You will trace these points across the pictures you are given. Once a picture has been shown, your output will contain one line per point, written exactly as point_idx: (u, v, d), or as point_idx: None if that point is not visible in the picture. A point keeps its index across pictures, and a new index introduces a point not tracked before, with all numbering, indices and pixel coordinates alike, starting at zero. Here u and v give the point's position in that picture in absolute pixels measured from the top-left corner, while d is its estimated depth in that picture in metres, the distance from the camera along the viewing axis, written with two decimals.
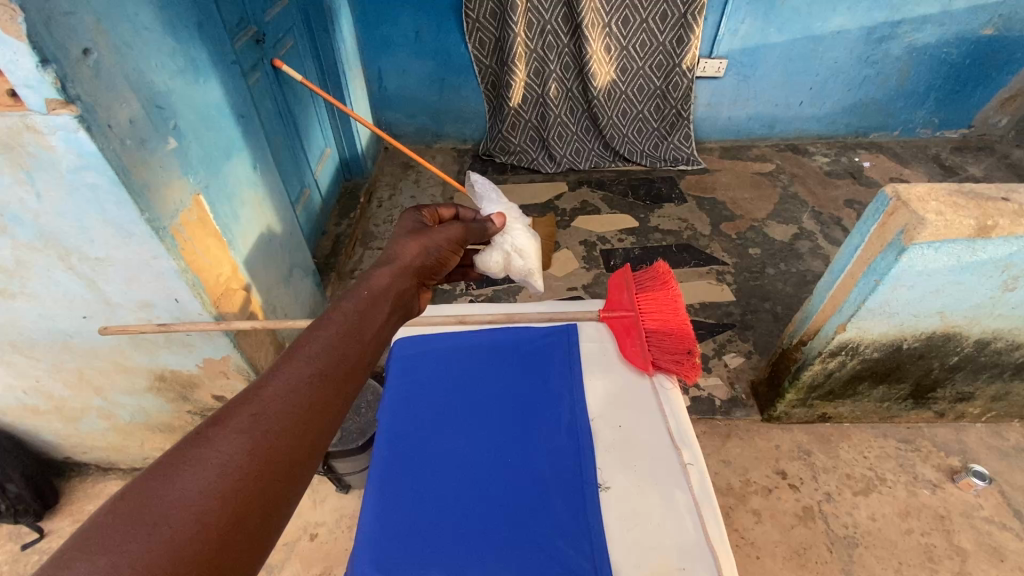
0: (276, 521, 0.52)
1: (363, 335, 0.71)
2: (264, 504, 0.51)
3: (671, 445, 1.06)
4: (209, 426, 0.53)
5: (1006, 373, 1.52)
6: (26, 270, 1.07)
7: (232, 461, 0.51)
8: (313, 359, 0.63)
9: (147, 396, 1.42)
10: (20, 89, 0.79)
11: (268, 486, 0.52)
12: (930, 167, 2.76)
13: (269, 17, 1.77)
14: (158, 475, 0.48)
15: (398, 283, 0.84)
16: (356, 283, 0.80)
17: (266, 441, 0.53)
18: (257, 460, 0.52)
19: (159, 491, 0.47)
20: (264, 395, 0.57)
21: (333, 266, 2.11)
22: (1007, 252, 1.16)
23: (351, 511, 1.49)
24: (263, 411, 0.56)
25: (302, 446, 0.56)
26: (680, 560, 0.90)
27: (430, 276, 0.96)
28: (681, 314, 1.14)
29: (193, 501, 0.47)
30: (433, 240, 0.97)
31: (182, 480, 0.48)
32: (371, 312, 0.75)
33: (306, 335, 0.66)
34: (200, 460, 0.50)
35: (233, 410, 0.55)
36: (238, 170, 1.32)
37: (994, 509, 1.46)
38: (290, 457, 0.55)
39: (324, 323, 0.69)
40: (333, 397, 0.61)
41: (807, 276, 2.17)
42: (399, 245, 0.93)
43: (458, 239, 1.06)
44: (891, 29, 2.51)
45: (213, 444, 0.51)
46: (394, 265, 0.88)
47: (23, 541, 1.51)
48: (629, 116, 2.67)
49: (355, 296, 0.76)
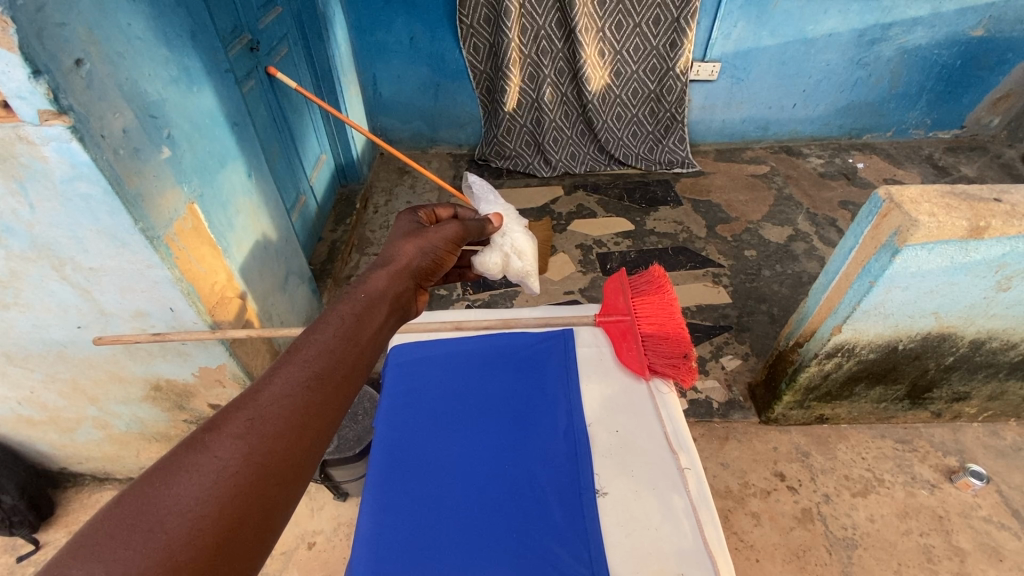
0: (274, 528, 0.52)
1: (361, 337, 0.70)
2: (261, 509, 0.51)
3: (668, 448, 1.07)
4: (205, 431, 0.53)
5: (1002, 372, 1.53)
6: (19, 281, 1.06)
7: (229, 466, 0.50)
8: (310, 362, 0.62)
9: (142, 405, 1.41)
10: (12, 100, 0.79)
11: (264, 492, 0.52)
12: (923, 168, 2.78)
13: (263, 25, 1.77)
14: (154, 480, 0.48)
15: (395, 285, 0.84)
16: (353, 286, 0.79)
17: (263, 446, 0.53)
18: (254, 466, 0.52)
19: (155, 496, 0.47)
20: (260, 399, 0.57)
21: (329, 272, 2.11)
22: (1000, 253, 1.16)
23: (349, 520, 1.48)
24: (260, 415, 0.55)
25: (299, 450, 0.56)
26: (679, 565, 0.90)
27: (427, 277, 0.96)
28: (677, 317, 1.13)
29: (189, 507, 0.47)
30: (429, 241, 0.97)
31: (178, 485, 0.48)
32: (369, 315, 0.74)
33: (302, 338, 0.66)
34: (197, 465, 0.50)
35: (229, 416, 0.54)
36: (233, 179, 1.31)
37: (993, 508, 1.47)
38: (287, 462, 0.54)
39: (322, 325, 0.69)
40: (330, 400, 0.61)
41: (803, 277, 2.18)
42: (396, 247, 0.93)
43: (455, 239, 1.05)
44: (882, 32, 2.53)
45: (209, 449, 0.51)
46: (392, 266, 0.88)
47: (19, 554, 1.50)
48: (624, 120, 2.69)
49: (353, 298, 0.75)
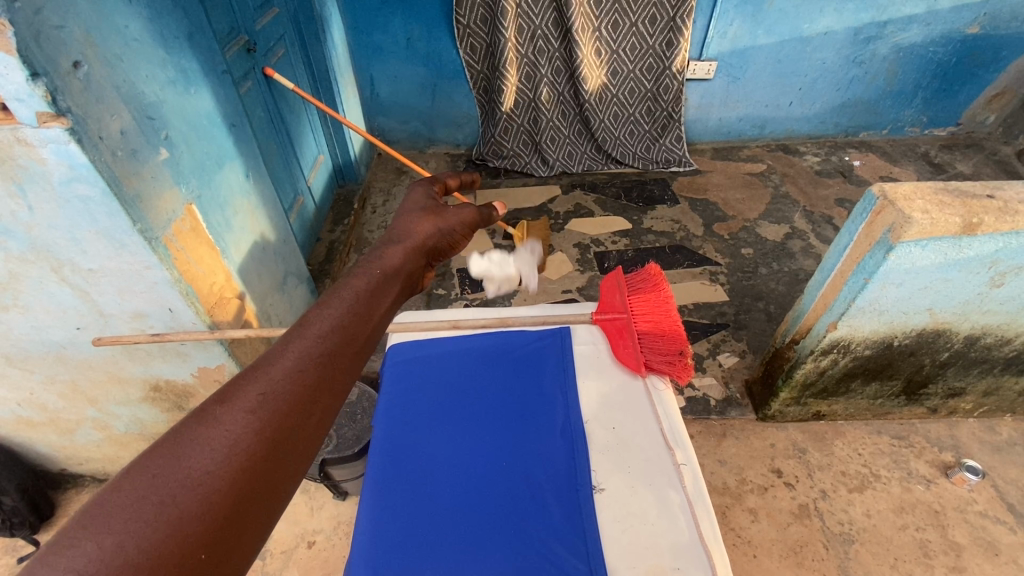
0: (282, 503, 0.53)
1: (371, 316, 0.71)
2: (270, 483, 0.52)
3: (664, 446, 1.07)
4: (215, 405, 0.53)
5: (997, 368, 1.54)
6: (18, 283, 1.07)
7: (239, 441, 0.51)
8: (321, 338, 0.63)
9: (141, 406, 1.42)
10: (10, 103, 0.79)
11: (274, 467, 0.52)
12: (919, 165, 2.78)
13: (259, 26, 1.78)
14: (164, 452, 0.48)
15: (406, 263, 0.84)
16: (365, 262, 0.80)
17: (274, 420, 0.54)
18: (264, 440, 0.52)
19: (166, 469, 0.47)
20: (270, 374, 0.57)
21: (328, 272, 2.12)
22: (993, 249, 1.17)
23: (349, 519, 1.49)
24: (270, 390, 0.56)
25: (308, 427, 0.57)
26: (676, 560, 0.91)
27: (437, 258, 0.98)
28: (673, 315, 1.15)
29: (200, 480, 0.47)
30: (446, 222, 0.98)
31: (189, 458, 0.49)
32: (379, 293, 0.75)
33: (313, 313, 0.66)
34: (207, 438, 0.50)
35: (239, 390, 0.55)
36: (230, 179, 1.32)
37: (988, 503, 1.48)
38: (297, 438, 0.55)
39: (333, 301, 0.69)
40: (340, 378, 0.62)
41: (799, 275, 2.19)
42: (411, 223, 0.95)
43: (471, 223, 1.05)
44: (878, 30, 2.54)
45: (219, 423, 0.51)
46: (406, 244, 0.89)
47: (19, 555, 1.50)
48: (621, 119, 2.70)
49: (364, 276, 0.76)
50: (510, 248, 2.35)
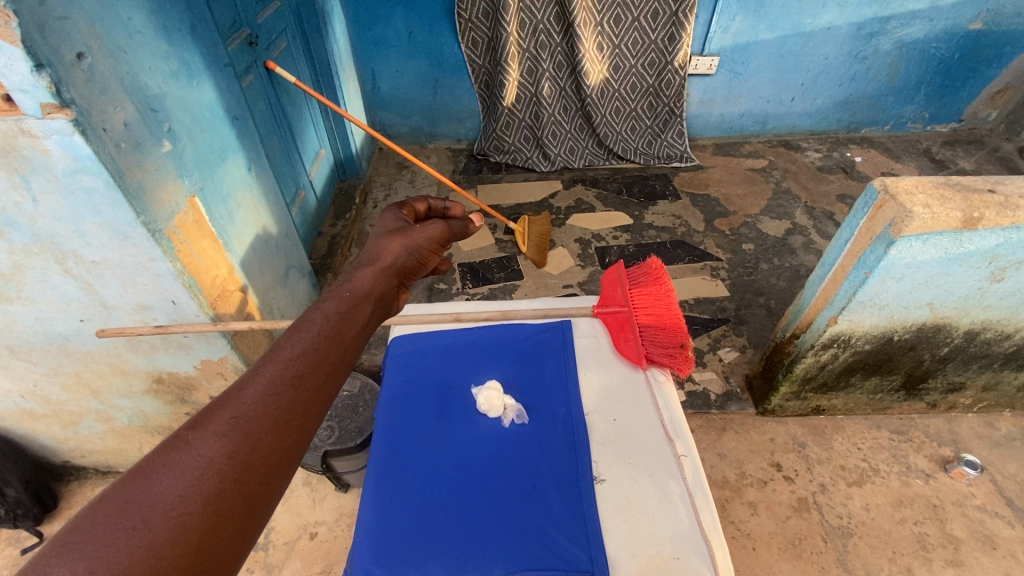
0: (258, 523, 0.53)
1: (345, 336, 0.70)
2: (244, 506, 0.52)
3: (665, 437, 1.09)
4: (187, 430, 0.54)
5: (996, 363, 1.54)
6: (23, 275, 1.07)
7: (212, 464, 0.52)
8: (293, 361, 0.63)
9: (145, 398, 1.42)
10: (15, 93, 0.80)
11: (247, 487, 0.53)
12: (921, 161, 2.78)
13: (261, 19, 1.78)
14: (136, 479, 0.49)
15: (380, 283, 0.84)
16: (337, 285, 0.79)
17: (246, 443, 0.54)
18: (237, 464, 0.53)
19: (138, 494, 0.48)
20: (242, 397, 0.58)
21: (329, 266, 2.13)
22: (994, 244, 1.18)
23: (351, 511, 1.50)
24: (243, 413, 0.56)
25: (282, 448, 0.57)
26: (676, 550, 0.92)
27: (410, 276, 0.96)
28: (674, 309, 1.14)
29: (173, 505, 0.48)
30: (413, 240, 0.96)
31: (161, 483, 0.49)
32: (354, 312, 0.74)
33: (286, 335, 0.66)
34: (179, 463, 0.51)
35: (210, 413, 0.55)
36: (233, 172, 1.32)
37: (986, 498, 1.49)
38: (270, 458, 0.56)
39: (306, 323, 0.69)
40: (315, 399, 0.62)
41: (800, 271, 2.19)
42: (380, 244, 0.93)
43: (439, 237, 1.04)
44: (880, 25, 2.53)
45: (192, 448, 0.52)
46: (377, 264, 0.87)
47: (23, 546, 1.51)
48: (622, 114, 2.69)
49: (338, 297, 0.75)
50: (511, 243, 2.35)
